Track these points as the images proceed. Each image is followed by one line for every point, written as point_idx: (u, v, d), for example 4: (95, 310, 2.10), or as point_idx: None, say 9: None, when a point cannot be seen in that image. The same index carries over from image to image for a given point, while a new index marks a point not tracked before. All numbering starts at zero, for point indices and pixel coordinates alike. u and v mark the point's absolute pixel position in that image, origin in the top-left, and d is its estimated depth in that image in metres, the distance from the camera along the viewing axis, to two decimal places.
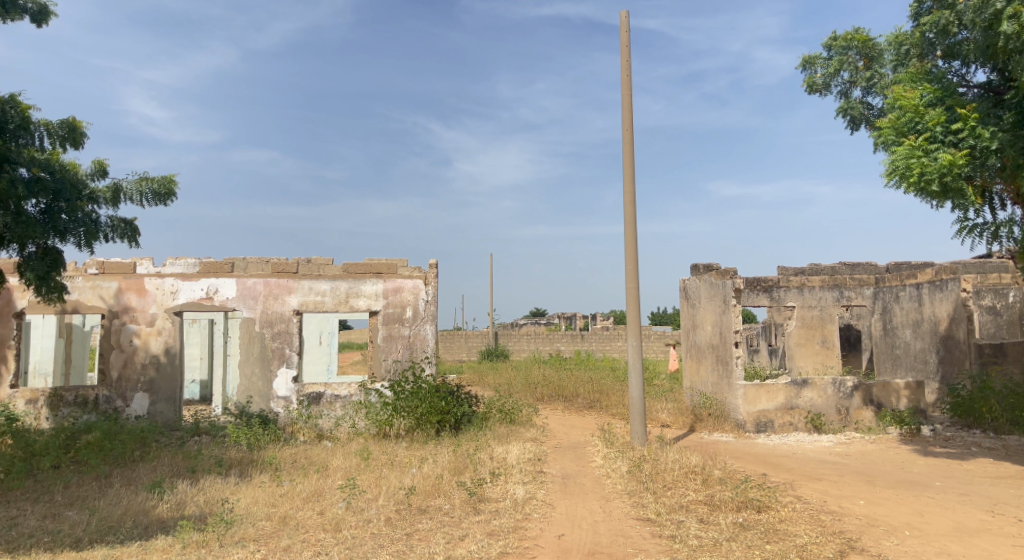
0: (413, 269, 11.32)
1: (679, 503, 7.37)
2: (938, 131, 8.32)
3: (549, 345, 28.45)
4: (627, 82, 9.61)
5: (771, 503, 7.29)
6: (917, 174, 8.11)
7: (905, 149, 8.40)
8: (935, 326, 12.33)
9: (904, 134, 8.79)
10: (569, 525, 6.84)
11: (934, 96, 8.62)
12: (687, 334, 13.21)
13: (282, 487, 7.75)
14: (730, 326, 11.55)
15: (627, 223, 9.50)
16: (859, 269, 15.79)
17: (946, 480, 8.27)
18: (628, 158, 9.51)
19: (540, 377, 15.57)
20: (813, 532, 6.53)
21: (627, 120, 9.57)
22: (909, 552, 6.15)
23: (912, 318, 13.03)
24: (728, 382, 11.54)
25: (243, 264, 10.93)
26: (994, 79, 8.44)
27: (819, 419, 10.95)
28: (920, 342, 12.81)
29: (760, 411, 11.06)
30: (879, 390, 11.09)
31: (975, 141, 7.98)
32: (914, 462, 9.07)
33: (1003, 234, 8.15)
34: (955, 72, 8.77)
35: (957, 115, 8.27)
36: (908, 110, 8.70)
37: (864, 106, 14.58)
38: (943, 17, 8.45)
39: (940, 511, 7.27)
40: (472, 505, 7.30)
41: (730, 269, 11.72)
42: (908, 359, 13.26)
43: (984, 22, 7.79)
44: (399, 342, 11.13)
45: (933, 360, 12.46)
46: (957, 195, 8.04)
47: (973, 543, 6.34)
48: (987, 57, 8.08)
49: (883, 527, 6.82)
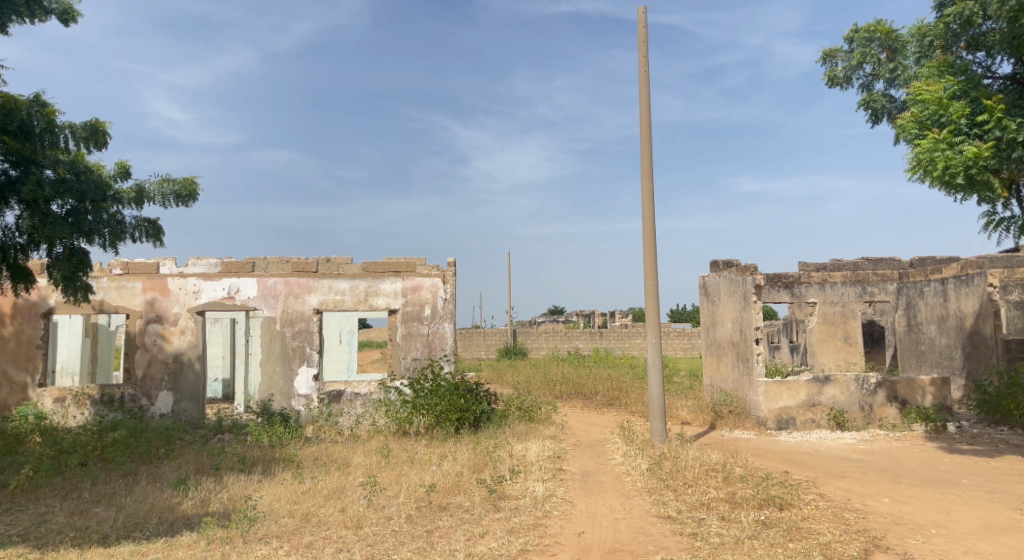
0: (431, 268, 11.37)
1: (700, 500, 7.34)
2: (962, 124, 8.20)
3: (567, 343, 28.43)
4: (645, 78, 9.57)
5: (793, 501, 7.24)
6: (941, 166, 7.98)
7: (929, 142, 8.26)
8: (960, 322, 12.09)
9: (927, 127, 8.63)
10: (590, 523, 6.84)
11: (958, 89, 8.51)
12: (706, 331, 13.07)
13: (304, 483, 7.84)
14: (750, 323, 11.48)
15: (645, 218, 9.47)
16: (882, 264, 15.55)
17: (973, 477, 8.14)
18: (646, 154, 9.47)
19: (559, 374, 15.55)
20: (836, 530, 6.48)
21: (645, 116, 9.53)
22: (935, 551, 6.08)
23: (938, 314, 12.78)
24: (748, 379, 11.46)
25: (263, 263, 11.02)
26: (1019, 71, 8.37)
27: (842, 416, 10.82)
28: (945, 337, 12.57)
29: (781, 408, 10.97)
30: (903, 386, 10.94)
31: (1001, 133, 7.89)
32: (939, 459, 8.95)
33: None
34: (979, 64, 8.66)
35: (983, 107, 8.16)
36: (930, 103, 8.57)
37: (886, 99, 14.35)
38: (967, 8, 8.34)
39: (967, 509, 7.16)
40: (492, 502, 7.32)
41: (751, 265, 11.70)
42: (933, 356, 13.03)
43: (1009, 13, 7.74)
44: (418, 341, 11.19)
45: (959, 356, 12.23)
46: (983, 188, 7.89)
47: (1002, 542, 6.27)
48: (1013, 48, 8.01)
49: (908, 525, 6.75)
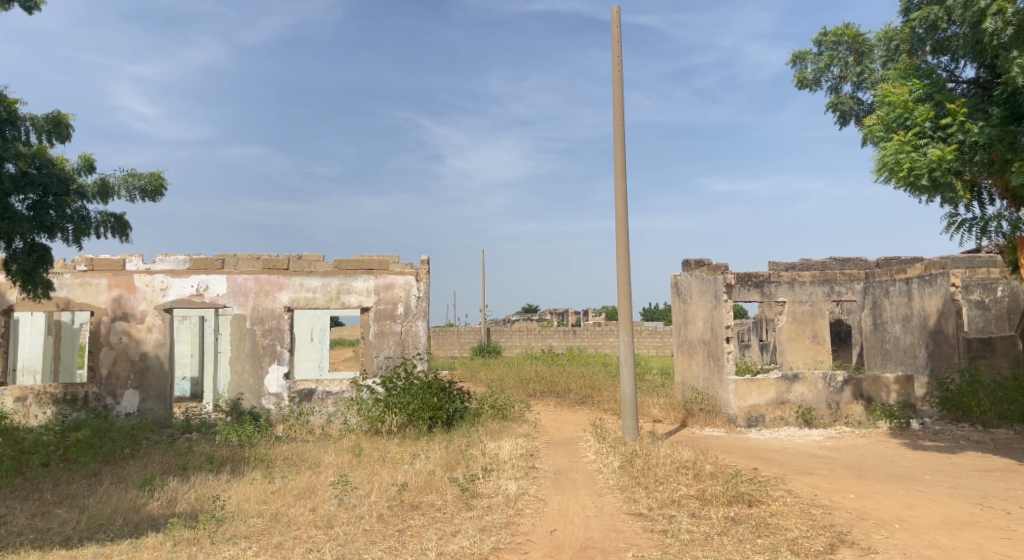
0: (405, 266, 11.31)
1: (672, 497, 7.42)
2: (926, 127, 8.40)
3: (541, 341, 28.43)
4: (618, 78, 9.63)
5: (761, 497, 7.37)
6: (906, 168, 8.16)
7: (894, 144, 8.45)
8: (924, 321, 12.34)
9: (892, 130, 8.83)
10: (562, 520, 6.86)
11: (923, 92, 8.71)
12: (679, 329, 13.17)
13: (273, 483, 7.75)
14: (721, 322, 11.60)
15: (618, 217, 9.53)
16: (849, 265, 15.83)
17: (935, 473, 8.34)
18: (619, 153, 9.53)
19: (533, 372, 15.56)
20: (803, 525, 6.59)
21: (618, 115, 9.59)
22: (898, 545, 6.22)
23: (902, 313, 13.03)
24: (719, 377, 11.59)
25: (233, 260, 10.85)
26: (982, 75, 8.63)
27: (810, 413, 11.01)
28: (909, 336, 12.82)
29: (751, 406, 11.11)
30: (869, 383, 11.18)
31: (963, 137, 8.11)
32: (902, 455, 9.15)
33: (992, 229, 8.21)
34: (944, 68, 8.85)
35: (946, 110, 8.37)
36: (897, 106, 8.76)
37: (853, 102, 14.59)
38: (932, 12, 8.55)
39: (928, 504, 7.34)
40: (464, 500, 7.30)
41: (721, 265, 11.83)
42: (897, 354, 13.29)
43: (971, 18, 7.96)
44: (391, 339, 11.12)
45: (922, 355, 12.47)
46: (946, 189, 8.08)
47: (962, 536, 6.44)
48: (975, 53, 8.23)
49: (873, 520, 6.90)
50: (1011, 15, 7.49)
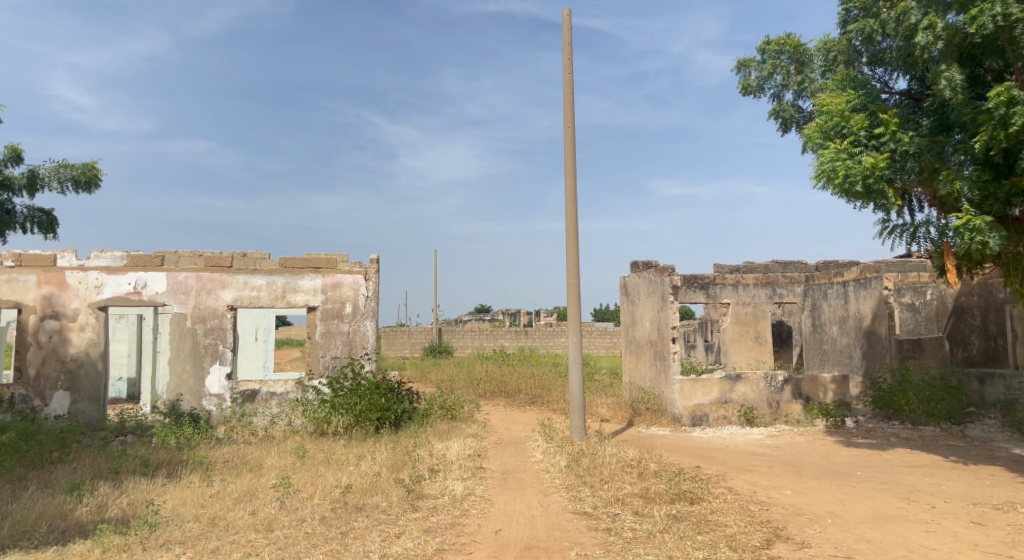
0: (353, 265, 11.17)
1: (616, 496, 7.51)
2: (861, 135, 8.74)
3: (493, 341, 28.45)
4: (569, 80, 9.71)
5: (703, 495, 7.53)
6: (842, 176, 8.48)
7: (831, 152, 8.77)
8: (859, 323, 12.77)
9: (830, 138, 9.15)
10: (507, 520, 6.88)
11: (859, 102, 9.07)
12: (627, 330, 13.35)
13: (211, 486, 7.56)
14: (667, 323, 11.79)
15: (568, 219, 9.62)
16: (790, 268, 16.30)
17: (867, 469, 8.67)
18: (570, 155, 9.60)
19: (483, 372, 15.56)
20: (742, 522, 6.76)
21: (569, 117, 9.66)
22: (830, 539, 6.44)
23: (839, 314, 13.47)
24: (665, 377, 11.78)
25: (173, 257, 10.54)
26: (914, 87, 9.12)
27: (752, 412, 11.28)
28: (845, 337, 13.27)
29: (695, 405, 11.33)
30: (808, 383, 11.52)
31: (895, 146, 8.44)
32: (837, 452, 9.47)
33: (922, 235, 8.56)
34: (878, 79, 9.22)
35: (880, 120, 8.73)
36: (834, 114, 9.09)
37: (794, 110, 15.02)
38: (868, 25, 8.93)
39: (860, 499, 7.62)
40: (410, 502, 7.25)
41: (668, 266, 12.02)
42: (834, 355, 13.73)
43: (904, 32, 8.31)
44: (338, 339, 10.97)
45: (857, 355, 12.92)
46: (879, 196, 8.40)
47: (890, 530, 6.70)
48: (907, 65, 8.60)
49: (807, 515, 7.12)
50: (941, 29, 7.79)
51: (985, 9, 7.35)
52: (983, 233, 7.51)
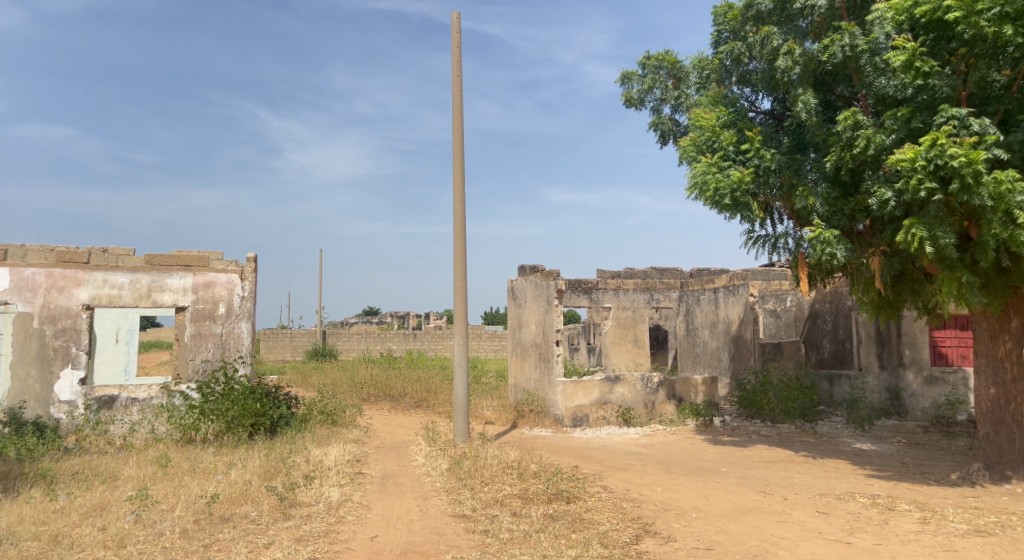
0: (228, 263, 10.63)
1: (495, 498, 7.54)
2: (729, 150, 9.29)
3: (380, 345, 27.96)
4: (458, 83, 9.71)
5: (578, 494, 7.71)
6: (712, 189, 8.97)
7: (703, 165, 9.25)
8: (728, 327, 13.54)
9: (702, 151, 9.67)
10: (383, 526, 6.75)
11: (728, 119, 9.64)
12: (513, 332, 13.51)
13: (57, 502, 6.92)
14: (552, 326, 12.01)
15: (456, 221, 9.60)
16: (667, 274, 17.10)
17: (730, 465, 9.20)
18: (458, 158, 9.60)
19: (367, 376, 15.24)
20: (614, 519, 6.98)
21: (457, 120, 9.66)
22: (694, 533, 6.77)
23: (710, 319, 14.26)
24: (548, 379, 11.99)
25: (19, 251, 9.61)
26: (776, 107, 9.80)
27: (629, 413, 11.70)
28: (715, 341, 14.05)
29: (576, 406, 11.60)
30: (681, 385, 12.10)
31: (759, 161, 9.03)
32: (704, 450, 9.99)
33: (781, 246, 9.20)
34: (745, 98, 9.85)
35: (746, 137, 9.31)
36: (706, 130, 9.61)
37: (672, 123, 15.78)
38: (736, 48, 9.51)
39: (722, 494, 8.07)
40: (281, 510, 6.95)
41: (554, 271, 12.26)
42: (705, 357, 14.49)
43: (767, 56, 8.92)
44: (209, 341, 10.38)
45: (725, 357, 13.70)
46: (744, 209, 8.95)
47: (747, 521, 7.13)
48: (769, 87, 9.24)
49: (675, 510, 7.45)
50: (798, 55, 8.45)
51: (836, 39, 8.07)
52: (832, 245, 8.17)
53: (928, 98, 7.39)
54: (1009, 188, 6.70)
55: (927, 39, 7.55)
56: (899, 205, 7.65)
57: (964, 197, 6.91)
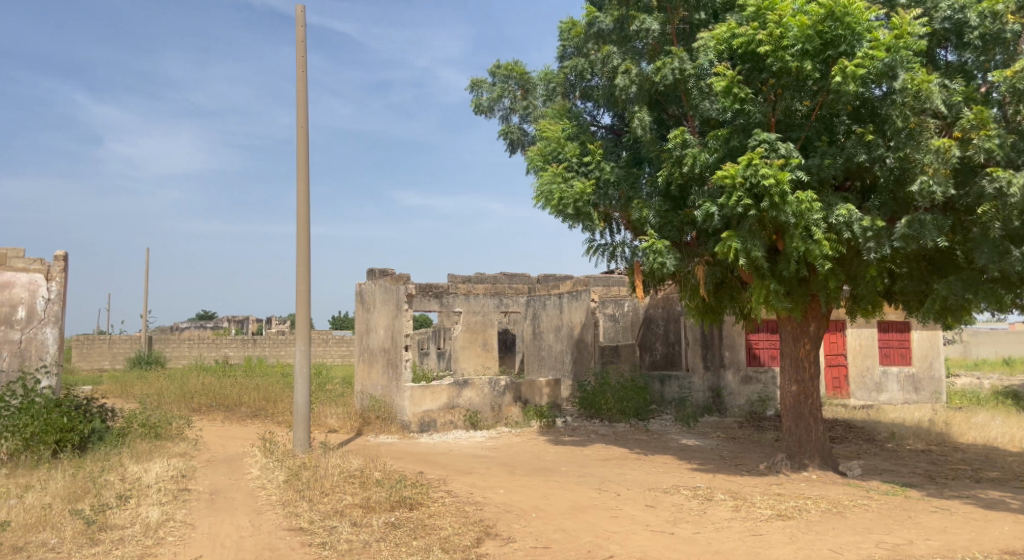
0: (31, 261, 9.44)
1: (334, 508, 7.25)
2: (573, 162, 9.67)
3: (215, 351, 26.15)
4: (302, 78, 9.30)
5: (421, 500, 7.62)
6: (557, 199, 9.26)
7: (549, 175, 9.55)
8: (571, 331, 14.08)
9: (548, 161, 9.99)
10: (209, 545, 6.26)
11: (572, 131, 10.05)
12: (360, 338, 13.17)
13: None
14: (400, 330, 11.82)
15: (300, 222, 9.16)
16: (516, 279, 17.54)
17: (569, 464, 9.54)
18: (302, 156, 9.19)
19: (199, 385, 14.16)
20: (456, 523, 6.97)
21: (301, 117, 9.25)
22: (533, 532, 6.92)
23: (555, 324, 14.75)
24: (396, 385, 11.79)
25: None
26: (616, 123, 10.37)
27: (476, 416, 11.79)
28: (559, 344, 14.56)
29: (424, 411, 11.49)
30: (526, 388, 12.44)
31: (599, 174, 9.46)
32: (546, 451, 10.30)
33: (618, 254, 9.70)
34: (588, 112, 10.33)
35: (588, 150, 9.75)
36: (552, 141, 9.95)
37: (520, 133, 16.23)
38: (580, 64, 9.94)
39: (561, 492, 8.34)
40: (88, 536, 6.23)
41: (403, 275, 12.10)
42: (549, 360, 14.98)
43: (607, 73, 9.40)
44: (5, 348, 9.14)
45: (568, 360, 14.21)
46: (586, 219, 9.33)
47: (583, 518, 7.42)
48: (609, 103, 9.75)
49: (516, 511, 7.59)
50: (635, 75, 8.99)
51: (667, 62, 8.67)
52: (663, 255, 8.72)
53: (744, 122, 8.13)
54: (809, 206, 7.51)
55: (744, 68, 8.30)
56: (720, 219, 8.33)
57: (774, 213, 7.65)
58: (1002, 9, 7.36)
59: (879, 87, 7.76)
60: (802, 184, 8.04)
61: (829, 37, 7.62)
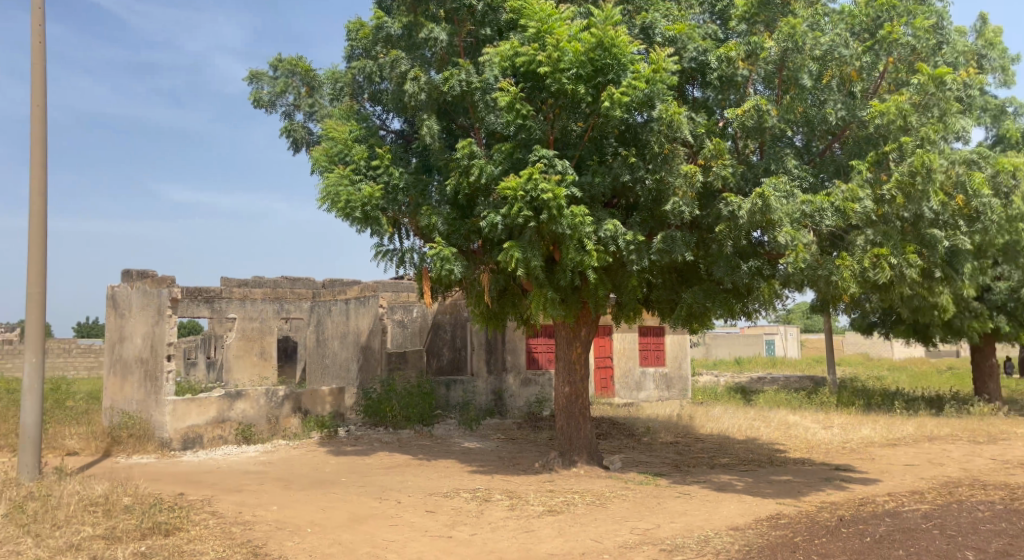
0: None
1: (69, 542, 6.25)
2: (361, 165, 9.43)
3: None
4: (39, 47, 7.97)
5: (179, 525, 6.87)
6: (343, 202, 8.90)
7: (335, 177, 9.19)
8: (357, 338, 13.69)
9: (334, 163, 9.63)
10: None
11: (359, 134, 9.80)
12: (112, 348, 11.66)
13: None
14: (162, 338, 10.65)
15: (34, 215, 8.01)
16: (299, 284, 16.76)
17: (349, 474, 9.24)
18: (38, 137, 7.88)
19: None
20: (220, 546, 6.38)
21: (37, 93, 7.95)
22: (307, 548, 6.57)
23: (340, 330, 14.26)
24: (154, 399, 10.56)
25: None
26: (405, 129, 10.34)
27: (249, 429, 10.96)
28: (344, 351, 14.10)
29: (188, 427, 10.43)
30: (308, 398, 11.89)
31: (388, 178, 9.34)
32: (325, 462, 9.88)
33: (407, 260, 9.61)
34: (377, 116, 10.18)
35: (376, 154, 9.57)
36: (339, 142, 9.61)
37: (305, 132, 15.58)
38: (368, 66, 9.73)
39: (339, 504, 8.03)
40: None
41: (167, 278, 10.92)
42: (334, 368, 14.45)
43: (396, 79, 9.29)
44: None
45: (354, 368, 13.81)
46: (374, 223, 9.12)
47: (361, 529, 7.21)
48: (398, 109, 9.68)
49: (289, 528, 7.15)
50: (424, 83, 8.98)
51: (454, 74, 8.84)
52: (450, 262, 8.75)
53: (526, 137, 8.57)
54: (582, 221, 8.07)
55: (526, 86, 8.75)
56: (504, 229, 8.66)
57: (552, 225, 8.10)
58: (735, 56, 8.68)
59: (640, 115, 8.69)
60: (576, 199, 8.66)
61: (599, 65, 8.30)
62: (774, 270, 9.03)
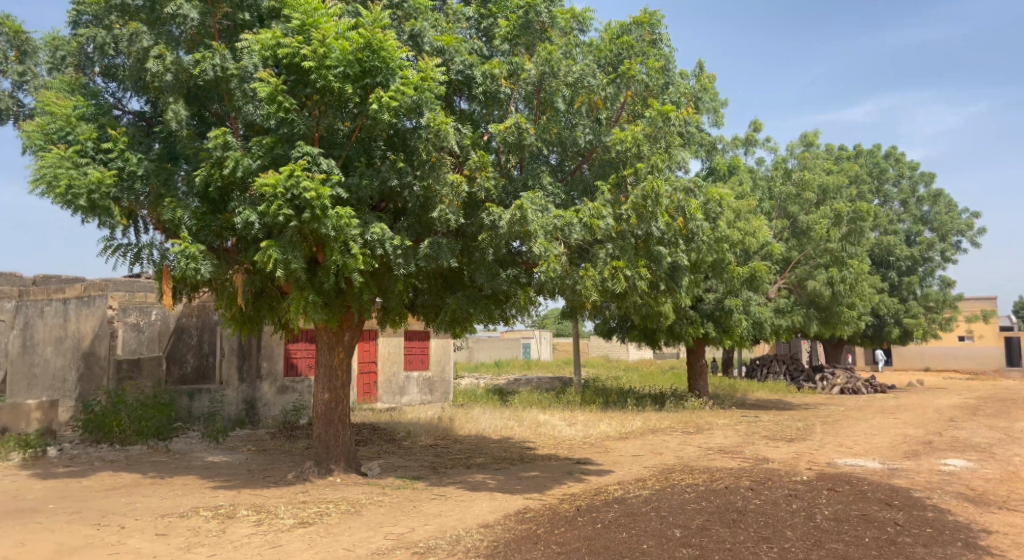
0: None
1: None
2: (88, 147, 8.28)
3: None
4: None
5: None
6: (63, 186, 7.72)
7: (53, 157, 7.93)
8: (77, 343, 12.00)
9: (52, 142, 8.31)
10: None
11: (86, 111, 8.60)
12: None
13: None
14: None
15: None
16: None
17: (59, 501, 8.00)
18: None
19: None
20: None
21: None
22: None
23: (56, 334, 12.37)
24: None
25: None
26: (146, 110, 9.32)
27: None
28: (60, 359, 12.28)
29: None
30: (6, 414, 10.14)
31: (123, 164, 8.29)
32: (28, 488, 8.45)
33: (144, 256, 8.59)
34: (111, 93, 9.04)
35: (108, 135, 8.45)
36: (58, 118, 8.31)
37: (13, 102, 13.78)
38: (100, 35, 8.54)
39: (43, 536, 6.91)
40: None
41: None
42: (44, 379, 12.54)
43: (134, 54, 8.31)
44: None
45: (71, 378, 12.05)
46: (103, 213, 8.04)
47: None
48: (138, 88, 8.68)
49: None
50: (170, 62, 8.16)
51: (207, 57, 8.20)
52: (197, 261, 8.00)
53: (288, 132, 8.16)
54: (347, 222, 7.88)
55: (289, 78, 8.37)
56: (261, 228, 8.16)
57: (315, 225, 7.78)
58: (498, 73, 9.16)
59: (409, 121, 8.66)
60: (341, 201, 8.43)
61: (367, 66, 8.12)
62: (530, 278, 9.64)
